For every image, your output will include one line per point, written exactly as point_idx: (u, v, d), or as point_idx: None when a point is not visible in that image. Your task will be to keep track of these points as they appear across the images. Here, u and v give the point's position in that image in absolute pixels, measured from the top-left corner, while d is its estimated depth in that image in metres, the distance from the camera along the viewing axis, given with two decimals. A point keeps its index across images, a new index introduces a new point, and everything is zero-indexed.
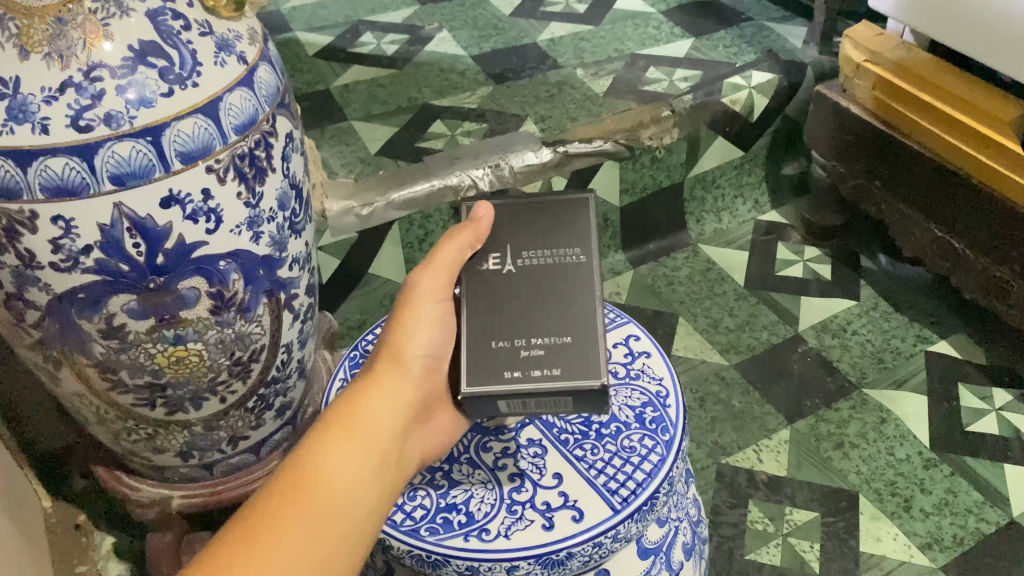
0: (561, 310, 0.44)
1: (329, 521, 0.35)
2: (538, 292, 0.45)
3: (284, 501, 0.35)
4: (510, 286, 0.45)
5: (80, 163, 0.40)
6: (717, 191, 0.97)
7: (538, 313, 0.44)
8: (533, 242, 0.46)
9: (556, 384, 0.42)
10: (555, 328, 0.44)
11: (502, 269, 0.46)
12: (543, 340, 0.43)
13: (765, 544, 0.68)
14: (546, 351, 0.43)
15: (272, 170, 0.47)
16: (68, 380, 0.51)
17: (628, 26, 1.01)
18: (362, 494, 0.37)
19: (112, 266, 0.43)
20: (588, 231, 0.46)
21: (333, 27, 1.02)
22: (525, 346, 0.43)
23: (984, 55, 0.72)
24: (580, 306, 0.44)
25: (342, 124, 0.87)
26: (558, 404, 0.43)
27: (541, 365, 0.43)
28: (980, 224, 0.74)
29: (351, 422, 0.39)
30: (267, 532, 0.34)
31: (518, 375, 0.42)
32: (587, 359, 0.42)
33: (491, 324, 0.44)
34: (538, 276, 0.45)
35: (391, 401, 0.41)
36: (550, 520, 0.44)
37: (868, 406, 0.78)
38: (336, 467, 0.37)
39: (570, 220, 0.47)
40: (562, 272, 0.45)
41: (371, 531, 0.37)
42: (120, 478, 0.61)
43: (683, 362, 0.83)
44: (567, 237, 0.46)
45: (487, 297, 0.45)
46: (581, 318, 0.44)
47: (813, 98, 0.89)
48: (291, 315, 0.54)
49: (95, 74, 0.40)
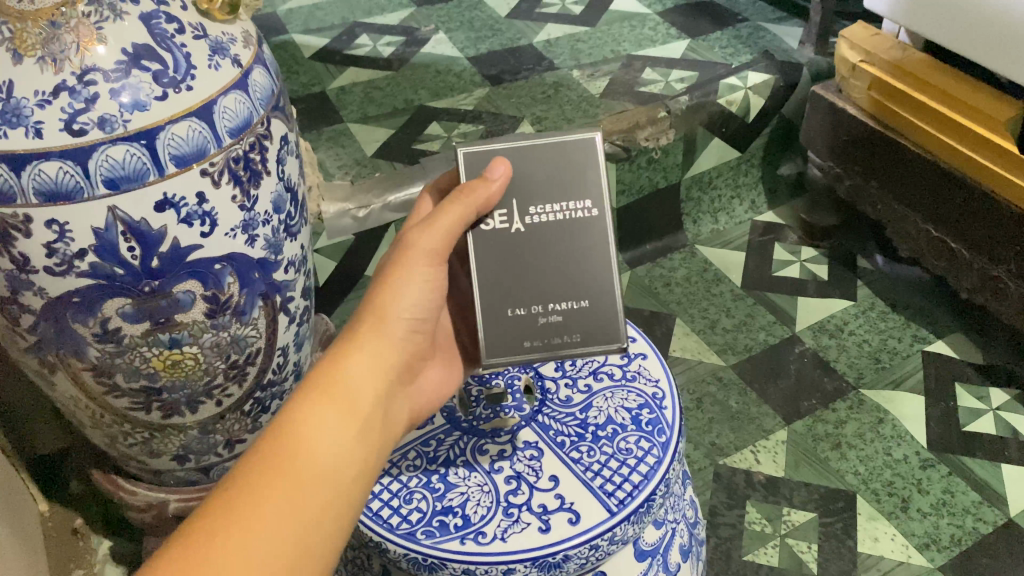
0: (576, 270, 0.45)
1: (311, 491, 0.35)
2: (551, 253, 0.44)
3: (264, 473, 0.35)
4: (520, 246, 0.44)
5: (75, 167, 0.40)
6: (714, 192, 0.97)
7: (552, 275, 0.45)
8: (539, 195, 0.44)
9: (578, 348, 0.45)
10: (571, 291, 0.44)
11: (510, 228, 0.44)
12: (561, 306, 0.44)
13: (763, 544, 0.68)
14: (563, 317, 0.44)
15: (267, 172, 0.47)
16: (64, 384, 0.50)
17: (625, 27, 1.01)
18: (345, 460, 0.37)
19: (106, 270, 0.43)
20: (597, 177, 0.44)
21: (330, 29, 1.02)
22: (543, 312, 0.45)
23: (977, 55, 0.72)
24: (595, 266, 0.44)
25: (339, 126, 0.87)
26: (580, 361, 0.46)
27: (561, 332, 0.45)
28: (977, 224, 0.74)
29: (332, 386, 0.38)
30: (247, 505, 0.33)
31: (540, 345, 0.45)
32: (608, 322, 0.45)
33: (504, 289, 0.45)
34: (548, 235, 0.44)
35: (373, 365, 0.40)
36: (547, 523, 0.44)
37: (866, 407, 0.78)
38: (315, 434, 0.36)
39: (577, 167, 0.44)
40: (574, 229, 0.44)
41: (356, 497, 0.37)
42: (116, 481, 0.61)
43: (681, 363, 0.83)
44: (576, 185, 0.44)
45: (497, 258, 0.44)
46: (596, 281, 0.44)
47: (809, 98, 0.88)
48: (287, 317, 0.54)
49: (89, 78, 0.40)
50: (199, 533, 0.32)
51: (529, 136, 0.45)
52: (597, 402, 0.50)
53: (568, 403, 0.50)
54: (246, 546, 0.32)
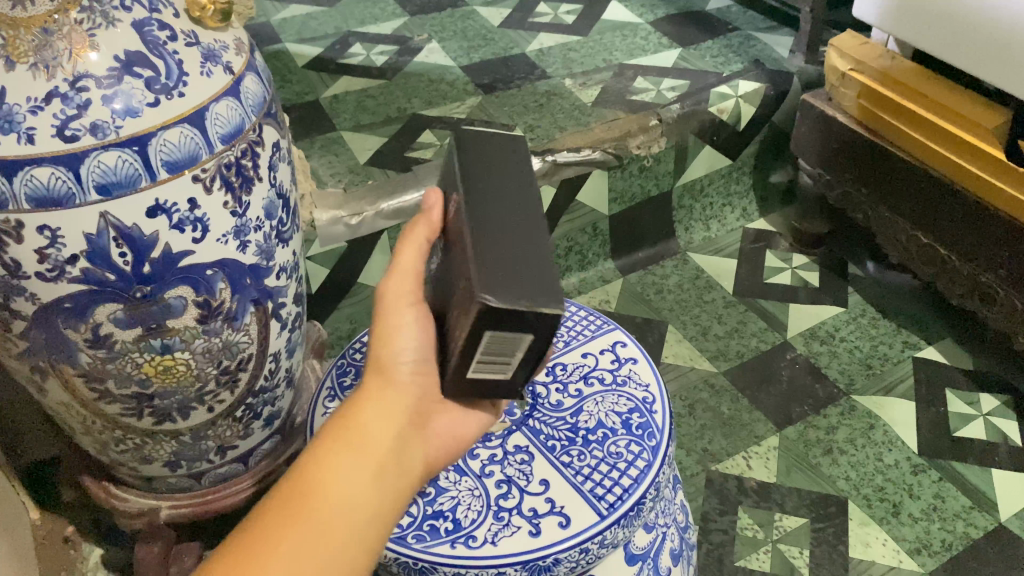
0: (457, 254, 0.38)
1: (321, 538, 0.35)
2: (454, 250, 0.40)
3: (280, 518, 0.35)
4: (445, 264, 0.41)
5: (67, 172, 0.40)
6: (706, 200, 0.98)
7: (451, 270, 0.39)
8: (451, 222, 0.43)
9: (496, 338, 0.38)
10: (456, 278, 0.37)
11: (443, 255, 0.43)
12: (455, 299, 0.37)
13: (755, 550, 0.68)
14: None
15: (259, 179, 0.47)
16: (55, 389, 0.50)
17: (617, 37, 1.02)
18: (353, 507, 0.36)
19: (98, 275, 0.43)
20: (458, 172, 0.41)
21: (323, 38, 1.03)
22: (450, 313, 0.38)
23: (966, 63, 0.73)
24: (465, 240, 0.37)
25: (332, 134, 0.87)
26: (501, 342, 0.35)
27: (454, 318, 0.36)
28: (967, 231, 0.75)
29: (345, 435, 0.38)
30: (256, 555, 0.33)
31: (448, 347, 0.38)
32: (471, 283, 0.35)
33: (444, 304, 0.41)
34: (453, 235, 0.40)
35: (385, 408, 0.39)
36: (538, 526, 0.44)
37: (856, 413, 0.78)
38: (326, 481, 0.36)
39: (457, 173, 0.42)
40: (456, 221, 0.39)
41: (370, 538, 0.36)
42: (109, 488, 0.61)
43: (672, 369, 0.83)
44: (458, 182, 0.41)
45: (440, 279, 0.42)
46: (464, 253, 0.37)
47: (799, 107, 0.89)
48: (279, 323, 0.54)
49: (81, 84, 0.40)
50: None
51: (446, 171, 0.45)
52: (587, 406, 0.51)
53: (559, 408, 0.51)
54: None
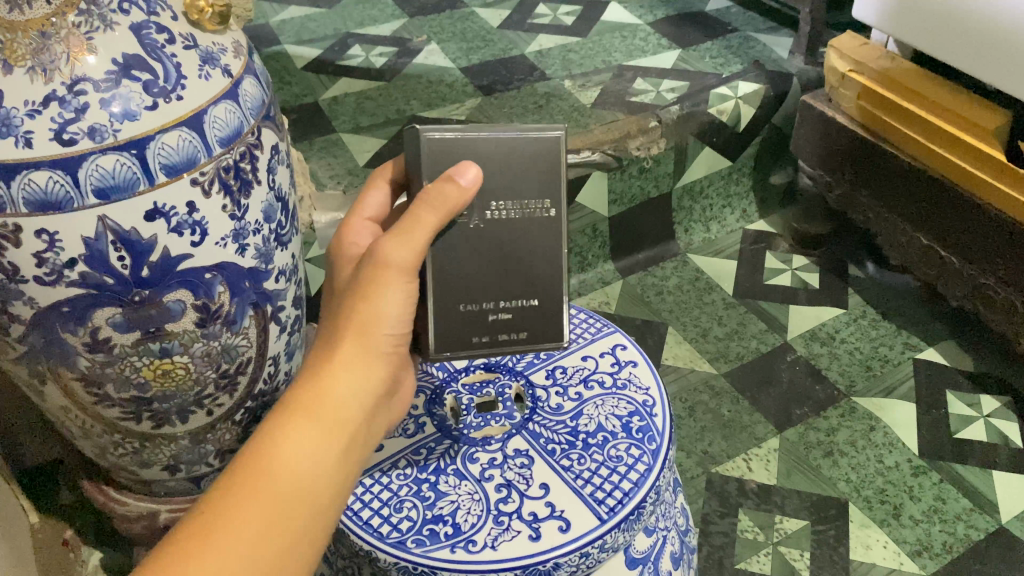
0: (527, 273, 0.46)
1: (287, 516, 0.35)
2: (514, 254, 0.46)
3: (246, 490, 0.34)
4: (480, 249, 0.45)
5: (64, 177, 0.40)
6: (705, 201, 0.98)
7: (506, 278, 0.46)
8: (499, 194, 0.45)
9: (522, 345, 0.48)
10: (521, 292, 0.47)
11: (469, 224, 0.45)
12: (509, 306, 0.47)
13: (756, 552, 0.68)
14: (514, 314, 0.47)
15: (257, 182, 0.47)
16: (54, 393, 0.50)
17: (616, 38, 1.02)
18: (326, 478, 0.37)
19: (96, 279, 0.43)
20: (559, 183, 0.45)
21: (321, 40, 1.02)
22: (492, 311, 0.46)
23: (964, 63, 0.73)
24: (547, 269, 0.47)
25: (331, 136, 0.87)
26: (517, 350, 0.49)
27: (510, 329, 0.47)
28: (968, 233, 0.75)
29: (317, 401, 0.38)
30: (223, 531, 0.33)
31: (487, 341, 0.47)
32: (554, 321, 0.48)
33: (458, 287, 0.46)
34: (509, 232, 0.45)
35: (358, 377, 0.39)
36: (538, 530, 0.44)
37: (857, 414, 0.78)
38: (294, 456, 0.36)
39: (540, 167, 0.45)
40: (532, 229, 0.46)
41: (331, 514, 0.37)
42: (109, 492, 0.61)
43: (672, 371, 0.83)
44: (536, 184, 0.45)
45: (462, 262, 0.45)
46: (546, 281, 0.47)
47: (799, 108, 0.89)
48: (278, 326, 0.54)
49: (79, 87, 0.40)
50: (173, 555, 0.32)
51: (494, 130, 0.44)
52: (587, 410, 0.50)
53: (559, 411, 0.50)
54: (226, 570, 0.32)
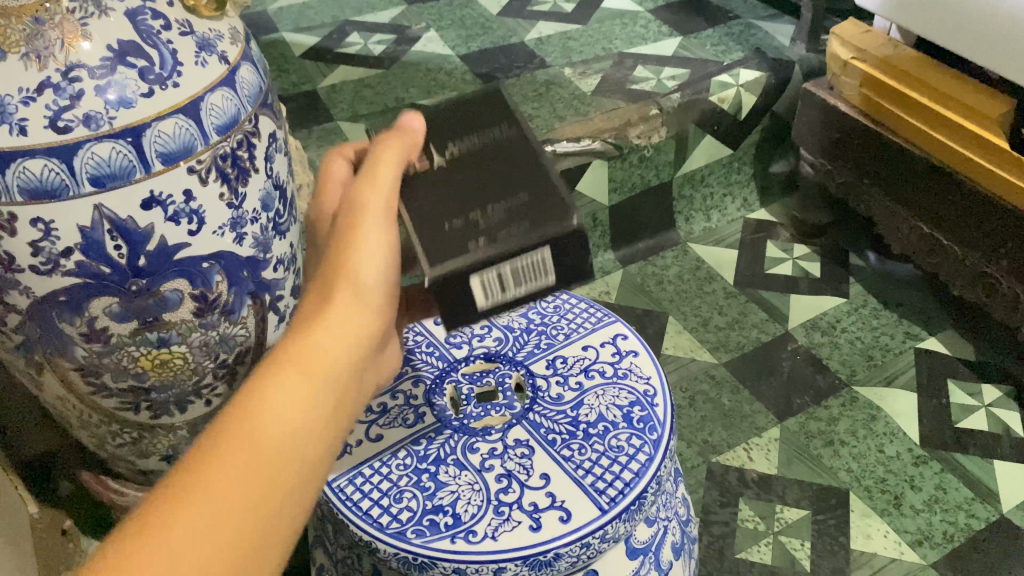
0: (508, 177, 0.41)
1: (281, 464, 0.33)
2: (489, 168, 0.42)
3: (238, 435, 0.32)
4: (453, 178, 0.42)
5: (60, 164, 0.40)
6: (706, 189, 0.97)
7: (487, 186, 0.41)
8: (456, 139, 0.44)
9: (519, 230, 0.38)
10: (508, 191, 0.41)
11: (433, 165, 0.43)
12: (499, 204, 0.40)
13: (756, 542, 0.68)
14: (506, 213, 0.40)
15: (255, 170, 0.47)
16: (51, 383, 0.50)
17: (616, 25, 1.01)
18: (320, 425, 0.35)
19: (93, 268, 0.43)
20: (512, 113, 0.45)
21: (320, 28, 1.02)
22: (481, 215, 0.40)
23: (967, 50, 0.72)
24: (528, 170, 0.42)
25: (330, 125, 0.86)
26: (537, 269, 0.39)
27: (506, 223, 0.39)
28: (971, 221, 0.74)
29: (310, 351, 0.36)
30: (218, 473, 0.31)
31: (484, 240, 0.38)
32: (551, 202, 0.40)
33: (438, 210, 0.41)
34: (477, 156, 0.43)
35: (345, 328, 0.38)
36: (538, 521, 0.43)
37: (858, 404, 0.78)
38: (286, 404, 0.34)
39: (492, 113, 0.46)
40: (499, 147, 0.43)
41: (322, 468, 0.35)
42: (107, 483, 0.61)
43: (673, 361, 0.83)
44: (490, 121, 0.45)
45: (437, 191, 0.42)
46: (524, 180, 0.41)
47: (800, 96, 0.89)
48: (276, 316, 0.54)
49: (74, 74, 0.40)
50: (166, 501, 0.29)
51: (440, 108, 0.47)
52: (588, 400, 0.50)
53: (560, 401, 0.50)
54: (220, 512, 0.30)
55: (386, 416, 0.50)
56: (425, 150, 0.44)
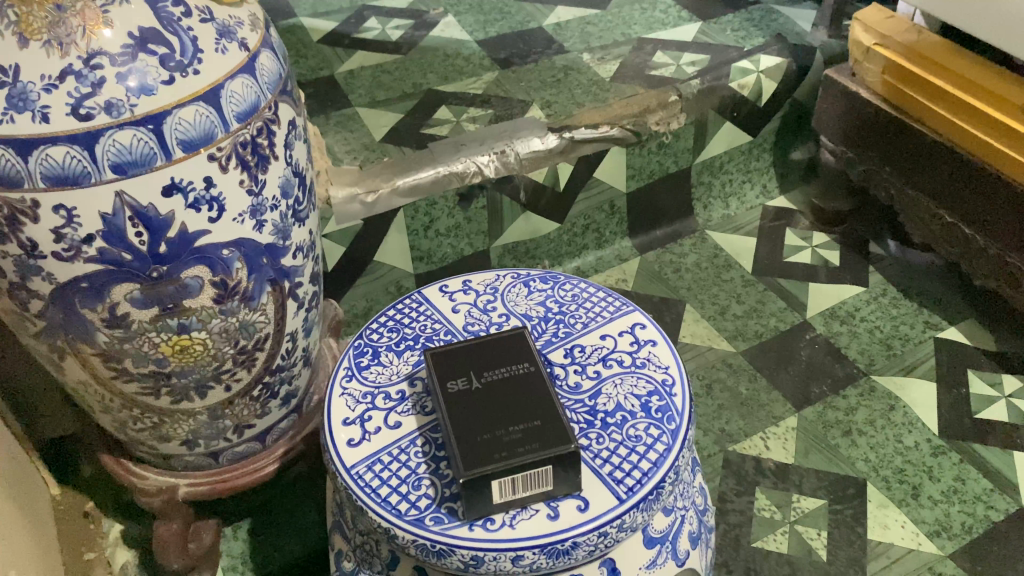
0: (525, 403, 0.45)
1: None
2: (508, 394, 0.46)
3: None
4: (480, 397, 0.45)
5: (82, 151, 0.40)
6: (726, 177, 0.96)
7: (505, 410, 0.45)
8: (483, 365, 0.47)
9: (535, 454, 0.42)
10: (523, 416, 0.44)
11: (467, 386, 0.46)
12: (517, 427, 0.44)
13: (772, 531, 0.68)
14: (521, 438, 0.43)
15: (275, 157, 0.47)
16: (73, 368, 0.50)
17: (636, 10, 1.00)
18: None
19: (114, 254, 0.43)
20: (534, 351, 0.49)
21: (338, 12, 1.01)
22: (503, 435, 0.43)
23: (989, 35, 0.71)
24: (542, 399, 0.45)
25: (347, 110, 0.85)
26: (538, 477, 0.43)
27: (521, 444, 0.43)
28: (993, 208, 0.73)
29: None
30: None
31: (505, 455, 0.42)
32: (558, 430, 0.43)
33: (469, 424, 0.44)
34: (501, 386, 0.46)
35: None
36: (556, 510, 0.44)
37: (877, 394, 0.77)
38: None
39: (514, 348, 0.49)
40: (517, 381, 0.46)
41: None
42: (127, 465, 0.60)
43: (690, 349, 0.83)
44: (514, 355, 0.48)
45: (467, 408, 0.45)
46: (546, 409, 0.45)
47: (822, 82, 0.88)
48: (295, 303, 0.54)
49: (95, 61, 0.40)
50: None
51: (469, 338, 0.50)
52: (606, 389, 0.50)
53: (577, 390, 0.50)
54: None
55: (405, 403, 0.50)
56: (457, 373, 0.47)
